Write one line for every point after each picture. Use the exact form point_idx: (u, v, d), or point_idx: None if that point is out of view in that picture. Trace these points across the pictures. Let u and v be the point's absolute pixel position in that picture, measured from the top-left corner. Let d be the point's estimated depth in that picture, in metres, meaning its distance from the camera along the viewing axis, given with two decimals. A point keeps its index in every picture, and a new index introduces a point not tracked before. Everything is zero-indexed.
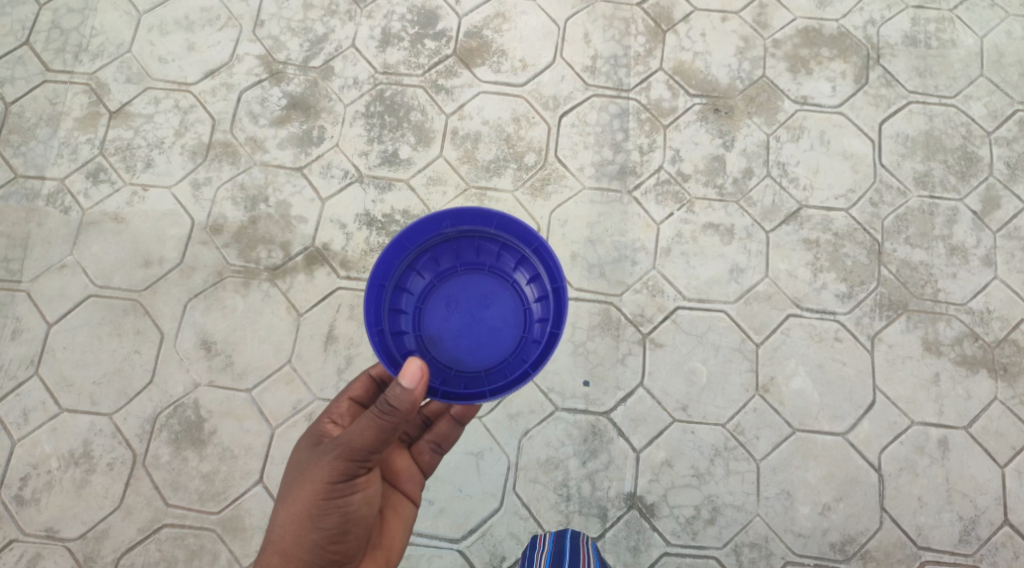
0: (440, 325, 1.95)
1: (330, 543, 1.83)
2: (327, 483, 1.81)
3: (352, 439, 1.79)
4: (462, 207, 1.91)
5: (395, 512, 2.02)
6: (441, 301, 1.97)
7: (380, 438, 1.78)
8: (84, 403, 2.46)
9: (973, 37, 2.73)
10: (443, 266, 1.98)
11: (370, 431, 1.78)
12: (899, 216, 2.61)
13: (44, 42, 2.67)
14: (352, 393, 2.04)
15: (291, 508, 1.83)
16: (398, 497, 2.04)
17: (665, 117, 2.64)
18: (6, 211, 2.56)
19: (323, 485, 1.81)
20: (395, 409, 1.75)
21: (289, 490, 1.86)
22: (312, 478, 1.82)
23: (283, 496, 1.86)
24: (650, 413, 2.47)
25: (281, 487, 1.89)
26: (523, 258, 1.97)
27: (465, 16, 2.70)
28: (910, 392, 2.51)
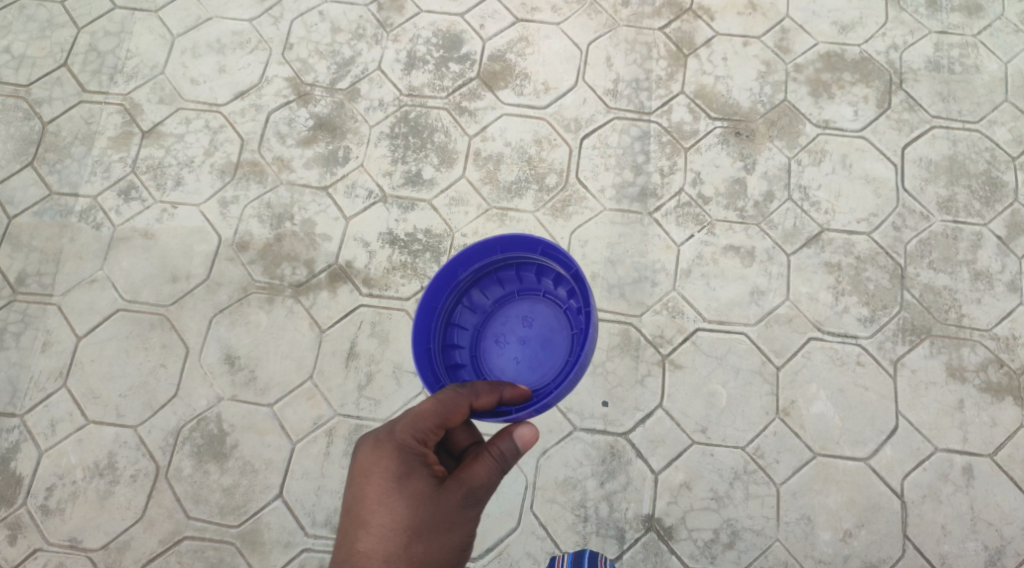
0: (502, 360, 2.09)
1: None
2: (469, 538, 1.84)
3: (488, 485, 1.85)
4: (466, 250, 2.03)
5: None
6: (490, 339, 2.11)
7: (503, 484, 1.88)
8: (110, 415, 2.51)
9: (997, 62, 2.73)
10: (480, 307, 2.13)
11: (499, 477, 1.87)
12: (922, 240, 2.59)
13: (81, 64, 2.76)
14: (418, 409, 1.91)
15: (427, 559, 1.79)
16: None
17: (686, 140, 2.66)
18: (41, 226, 2.63)
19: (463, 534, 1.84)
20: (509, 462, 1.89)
21: (421, 533, 1.79)
22: (460, 530, 1.82)
23: (416, 536, 1.79)
24: (669, 434, 2.47)
25: (411, 521, 1.79)
26: (535, 269, 2.10)
27: (489, 40, 2.75)
28: (933, 419, 2.48)
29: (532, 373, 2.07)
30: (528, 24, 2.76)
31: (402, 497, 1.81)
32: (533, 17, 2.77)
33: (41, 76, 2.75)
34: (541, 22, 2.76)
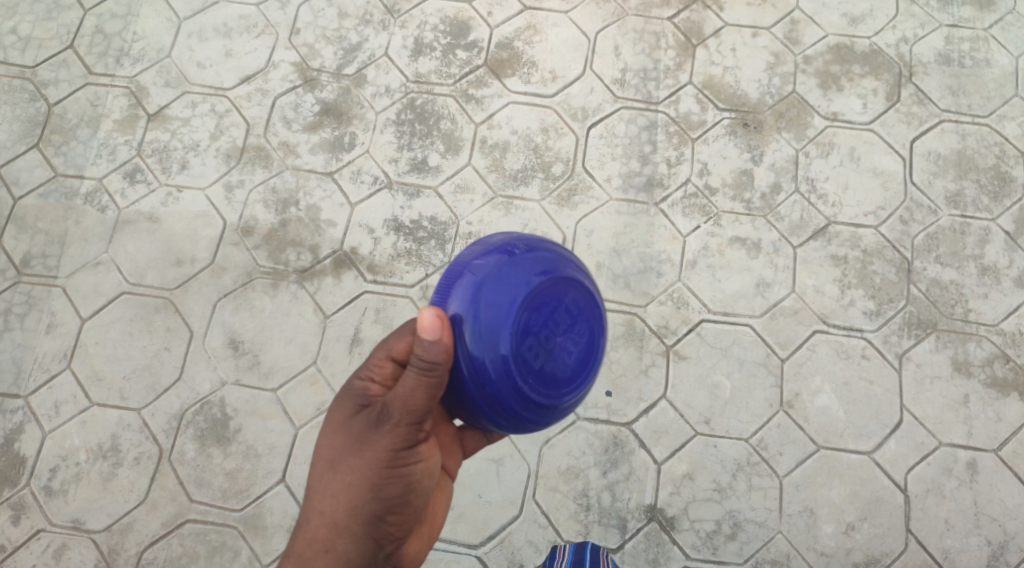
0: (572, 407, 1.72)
1: (388, 514, 1.77)
2: (389, 452, 1.73)
3: (405, 401, 1.68)
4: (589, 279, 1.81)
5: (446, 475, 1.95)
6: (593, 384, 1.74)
7: (433, 399, 1.67)
8: (114, 398, 2.51)
9: (1008, 57, 2.71)
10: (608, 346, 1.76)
11: (422, 392, 1.66)
12: (930, 234, 2.58)
13: (87, 46, 2.75)
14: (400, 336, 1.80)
15: (349, 487, 1.75)
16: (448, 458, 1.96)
17: (694, 130, 2.64)
18: (46, 208, 2.63)
19: (383, 453, 1.73)
20: (441, 370, 1.62)
21: (339, 458, 1.77)
22: (376, 447, 1.73)
23: (333, 464, 1.77)
24: (672, 425, 2.46)
25: (334, 451, 1.78)
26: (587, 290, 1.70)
27: (496, 27, 2.74)
28: (937, 413, 2.47)
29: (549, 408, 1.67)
30: (536, 12, 2.75)
31: (334, 429, 1.80)
32: (542, 5, 2.76)
33: (47, 58, 2.74)
34: (549, 10, 2.75)
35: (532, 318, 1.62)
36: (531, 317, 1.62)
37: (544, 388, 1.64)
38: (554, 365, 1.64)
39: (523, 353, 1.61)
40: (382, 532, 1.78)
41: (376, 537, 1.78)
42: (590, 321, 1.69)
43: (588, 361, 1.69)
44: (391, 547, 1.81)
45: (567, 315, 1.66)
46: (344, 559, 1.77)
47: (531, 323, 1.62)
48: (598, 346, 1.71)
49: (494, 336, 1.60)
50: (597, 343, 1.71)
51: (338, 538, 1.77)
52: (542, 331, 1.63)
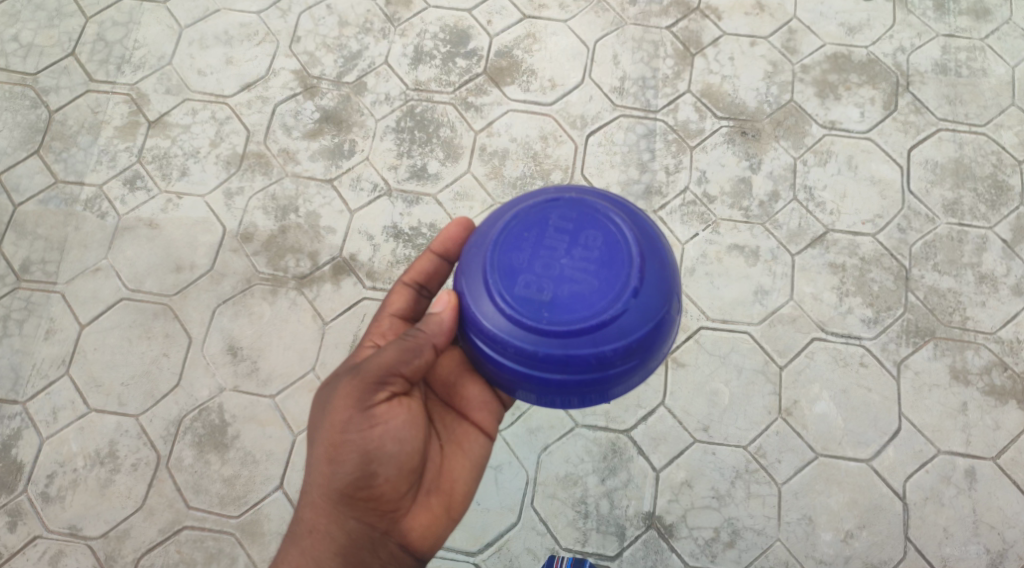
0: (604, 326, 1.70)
1: (356, 488, 1.79)
2: (343, 418, 1.78)
3: (367, 363, 1.80)
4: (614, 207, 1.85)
5: (459, 447, 1.93)
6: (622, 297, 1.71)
7: (402, 359, 1.79)
8: (112, 404, 2.50)
9: (1004, 66, 2.72)
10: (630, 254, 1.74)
11: (393, 351, 1.80)
12: (927, 242, 2.59)
13: (89, 54, 2.76)
14: (392, 308, 1.99)
15: (316, 460, 1.82)
16: (467, 432, 1.95)
17: (692, 138, 2.65)
18: (46, 215, 2.64)
19: (337, 419, 1.79)
20: (422, 329, 1.81)
21: (312, 431, 1.85)
22: (330, 414, 1.80)
23: (307, 438, 1.86)
24: (671, 432, 2.46)
25: (308, 424, 1.88)
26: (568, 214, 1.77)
27: (496, 36, 2.75)
28: (936, 421, 2.48)
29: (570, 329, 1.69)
30: (535, 21, 2.76)
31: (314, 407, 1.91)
32: (541, 14, 2.77)
33: (49, 65, 2.75)
34: (548, 19, 2.76)
35: (513, 261, 1.73)
36: (512, 260, 1.73)
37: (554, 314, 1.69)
38: (562, 291, 1.70)
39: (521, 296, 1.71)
40: (360, 508, 1.81)
41: (354, 512, 1.82)
42: (581, 231, 1.74)
43: (605, 267, 1.71)
44: (379, 524, 1.83)
45: (554, 239, 1.74)
46: (328, 538, 1.83)
47: (514, 265, 1.73)
48: (604, 252, 1.72)
49: (483, 296, 1.74)
50: (602, 252, 1.72)
51: (319, 517, 1.83)
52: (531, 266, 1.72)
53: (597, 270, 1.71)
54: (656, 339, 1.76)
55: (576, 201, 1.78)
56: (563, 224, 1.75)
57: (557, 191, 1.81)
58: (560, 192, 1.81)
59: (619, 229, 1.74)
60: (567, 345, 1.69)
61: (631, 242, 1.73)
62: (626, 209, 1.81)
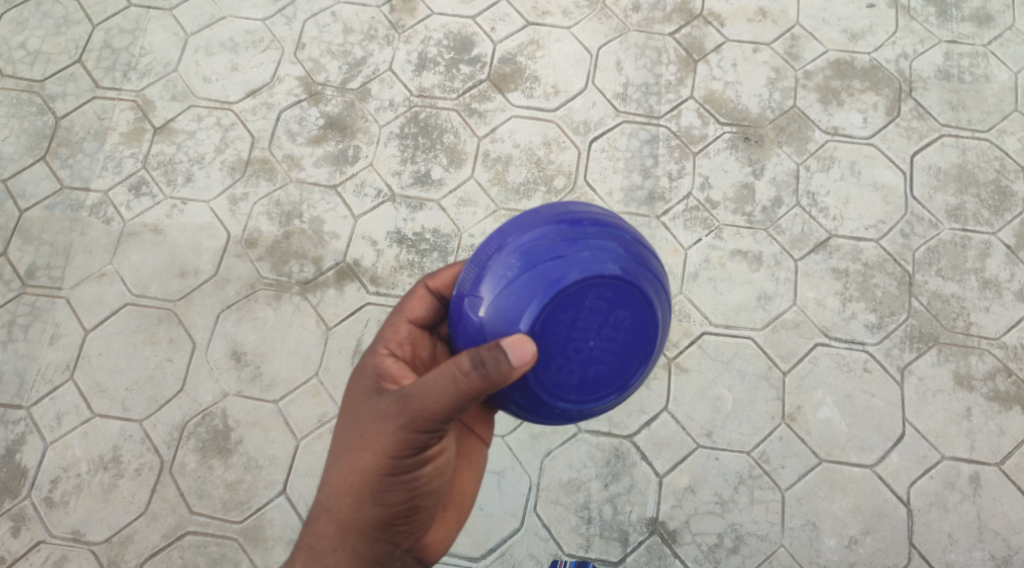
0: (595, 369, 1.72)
1: (393, 517, 1.77)
2: (390, 455, 1.72)
3: (426, 405, 1.67)
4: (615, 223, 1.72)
5: (468, 460, 1.96)
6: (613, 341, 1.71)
7: (456, 406, 1.65)
8: (116, 409, 2.51)
9: (1007, 72, 2.71)
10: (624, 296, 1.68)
11: (449, 396, 1.64)
12: (930, 247, 2.59)
13: (95, 61, 2.77)
14: (410, 313, 1.91)
15: (351, 484, 1.76)
16: (471, 444, 1.97)
17: (695, 144, 2.65)
18: (51, 220, 2.65)
19: (385, 453, 1.72)
20: (485, 375, 1.60)
21: (346, 454, 1.76)
22: (376, 447, 1.72)
23: (338, 456, 1.78)
24: (674, 438, 2.46)
25: (339, 441, 1.79)
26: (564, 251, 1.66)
27: (499, 43, 2.75)
28: (940, 426, 2.47)
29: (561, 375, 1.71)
30: (538, 27, 2.76)
31: (344, 417, 1.81)
32: (544, 21, 2.76)
33: (55, 72, 2.77)
34: (552, 26, 2.76)
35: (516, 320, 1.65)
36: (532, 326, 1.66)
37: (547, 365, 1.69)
38: (576, 358, 1.70)
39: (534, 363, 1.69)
40: (392, 533, 1.79)
41: (387, 536, 1.79)
42: (602, 297, 1.67)
43: (597, 313, 1.67)
44: (403, 544, 1.82)
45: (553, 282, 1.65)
46: (355, 556, 1.80)
47: (534, 331, 1.66)
48: (598, 298, 1.67)
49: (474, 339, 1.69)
50: (597, 297, 1.67)
51: (348, 536, 1.79)
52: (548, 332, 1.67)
53: (611, 339, 1.71)
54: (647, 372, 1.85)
55: (600, 255, 1.66)
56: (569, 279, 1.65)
57: (577, 236, 1.67)
58: (581, 239, 1.66)
59: (625, 286, 1.67)
60: (575, 411, 1.75)
61: (628, 286, 1.67)
62: (644, 253, 1.72)
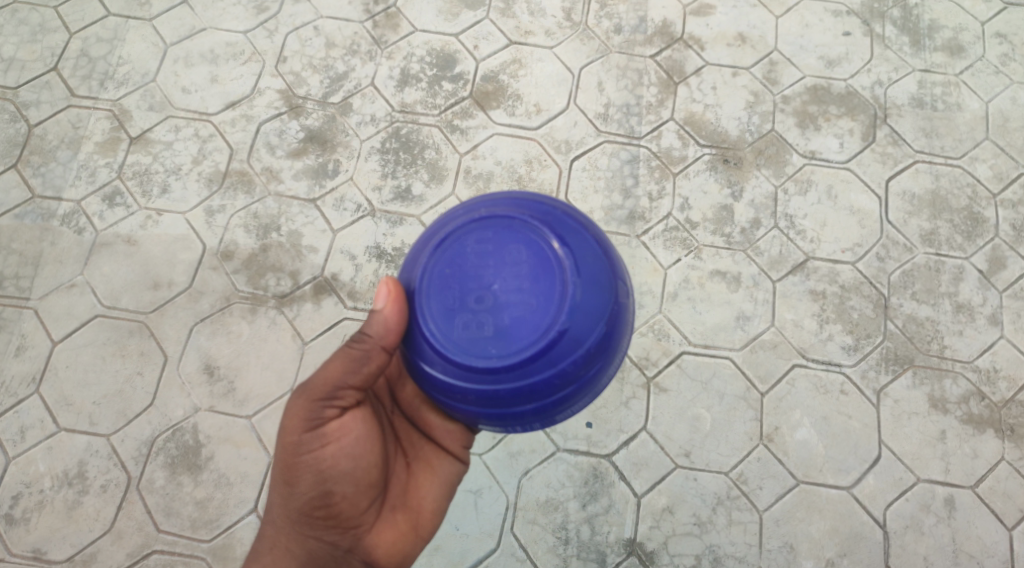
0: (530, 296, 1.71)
1: (313, 506, 1.91)
2: (294, 437, 1.90)
3: (316, 381, 1.90)
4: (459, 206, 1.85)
5: (427, 465, 2.06)
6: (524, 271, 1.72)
7: (346, 371, 1.89)
8: (82, 423, 2.46)
9: (978, 101, 2.76)
10: (489, 236, 1.75)
11: (339, 364, 1.90)
12: (905, 271, 2.62)
13: (72, 69, 2.73)
14: None
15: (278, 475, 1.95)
16: (433, 451, 2.07)
17: (675, 165, 2.67)
18: (22, 230, 2.60)
19: (286, 436, 1.91)
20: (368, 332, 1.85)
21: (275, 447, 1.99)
22: (284, 432, 1.92)
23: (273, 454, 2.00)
24: (653, 457, 2.45)
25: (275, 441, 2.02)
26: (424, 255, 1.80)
27: (482, 61, 2.75)
28: (916, 448, 2.49)
29: (517, 329, 1.70)
30: (521, 46, 2.76)
31: None
32: (527, 40, 2.77)
33: (30, 80, 2.73)
34: (535, 46, 2.76)
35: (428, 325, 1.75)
36: (439, 310, 1.75)
37: (497, 336, 1.71)
38: (513, 311, 1.71)
39: (468, 338, 1.72)
40: (318, 524, 1.92)
41: (311, 529, 1.94)
42: (487, 248, 1.75)
43: (484, 261, 1.74)
44: (337, 539, 1.95)
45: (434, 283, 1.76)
46: (288, 552, 1.97)
47: (444, 315, 1.74)
48: (472, 256, 1.75)
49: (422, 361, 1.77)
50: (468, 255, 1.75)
51: (281, 529, 1.97)
52: (463, 303, 1.73)
53: (518, 272, 1.72)
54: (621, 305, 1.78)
55: (481, 222, 1.77)
56: (440, 266, 1.77)
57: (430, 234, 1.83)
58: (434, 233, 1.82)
59: (481, 227, 1.76)
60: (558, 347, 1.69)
61: (483, 225, 1.77)
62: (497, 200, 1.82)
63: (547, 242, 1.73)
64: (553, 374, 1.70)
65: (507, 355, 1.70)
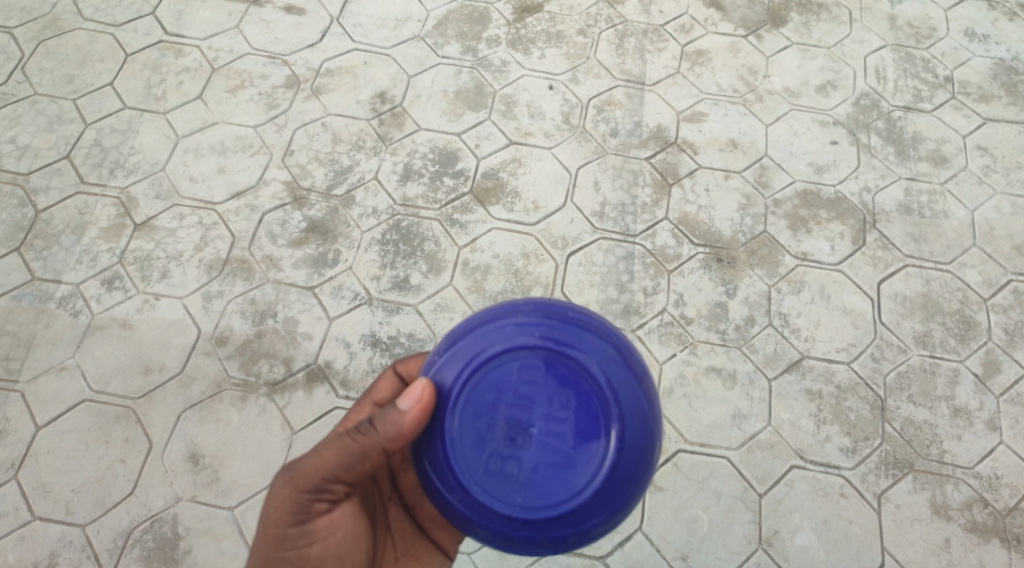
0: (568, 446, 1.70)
1: None
2: (279, 528, 1.82)
3: (307, 470, 1.80)
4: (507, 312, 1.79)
5: (416, 561, 2.00)
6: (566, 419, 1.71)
7: (343, 464, 1.79)
8: (58, 511, 2.40)
9: (963, 209, 2.84)
10: (538, 372, 1.73)
11: (335, 455, 1.79)
12: (900, 372, 2.61)
13: (83, 157, 2.81)
14: (377, 395, 1.98)
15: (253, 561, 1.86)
16: (424, 547, 2.02)
17: (670, 263, 2.71)
18: (18, 311, 2.60)
19: (270, 526, 1.83)
20: (374, 432, 1.77)
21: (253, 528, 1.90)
22: (268, 519, 1.84)
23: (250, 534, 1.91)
24: (648, 560, 2.39)
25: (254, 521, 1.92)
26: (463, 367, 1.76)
27: (483, 158, 2.84)
28: (919, 557, 2.42)
29: (548, 478, 1.70)
30: (521, 146, 2.86)
31: None
32: (526, 140, 2.87)
33: (42, 167, 2.80)
34: (534, 145, 2.86)
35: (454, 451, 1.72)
36: (470, 438, 1.72)
37: (527, 478, 1.70)
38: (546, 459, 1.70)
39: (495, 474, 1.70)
40: None
41: None
42: (536, 385, 1.72)
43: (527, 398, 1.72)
44: None
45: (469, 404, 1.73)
46: None
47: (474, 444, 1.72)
48: (516, 388, 1.72)
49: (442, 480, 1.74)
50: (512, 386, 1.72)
51: None
52: (497, 437, 1.71)
53: (560, 418, 1.71)
54: (652, 465, 1.78)
55: (531, 353, 1.73)
56: (480, 389, 1.73)
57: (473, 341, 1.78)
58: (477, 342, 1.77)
59: (532, 357, 1.73)
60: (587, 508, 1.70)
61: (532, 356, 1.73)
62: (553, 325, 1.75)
63: (598, 394, 1.72)
64: (570, 533, 1.71)
65: (532, 506, 1.70)
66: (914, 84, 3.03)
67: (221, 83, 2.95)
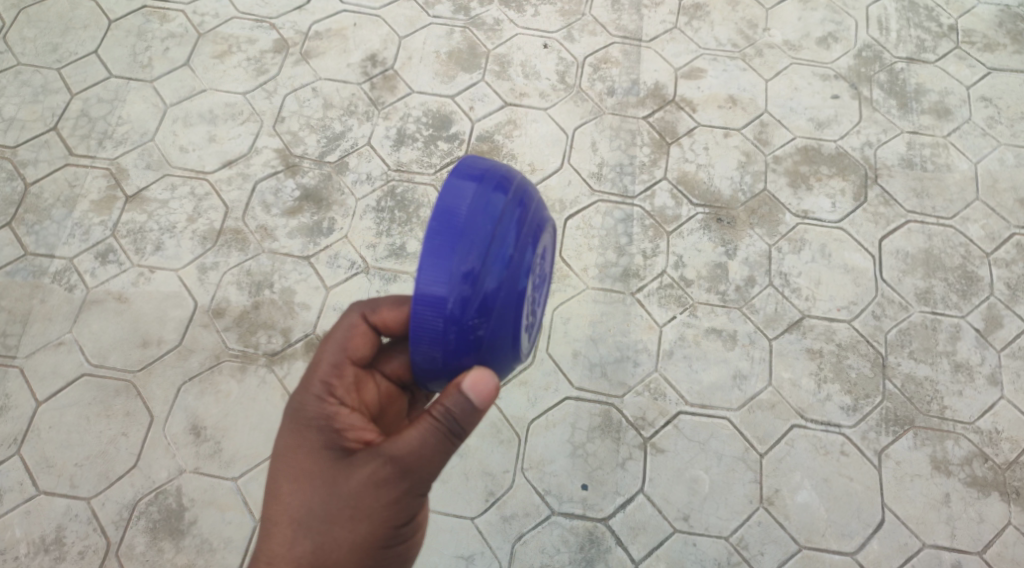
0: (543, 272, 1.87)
1: None
2: (386, 526, 1.73)
3: (419, 471, 1.71)
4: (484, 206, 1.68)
5: None
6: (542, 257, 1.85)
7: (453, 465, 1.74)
8: (63, 485, 2.41)
9: (967, 162, 2.79)
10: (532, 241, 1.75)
11: (448, 456, 1.72)
12: (901, 330, 2.60)
13: (71, 128, 2.76)
14: (352, 352, 1.82)
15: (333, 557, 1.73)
16: None
17: (669, 224, 2.68)
18: (12, 286, 2.58)
19: (374, 524, 1.73)
20: (469, 428, 1.71)
21: (326, 524, 1.73)
22: (368, 518, 1.72)
23: (312, 527, 1.73)
24: (650, 521, 2.40)
25: (312, 513, 1.73)
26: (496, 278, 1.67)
27: (478, 121, 2.79)
28: (920, 512, 2.43)
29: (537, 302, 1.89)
30: (516, 107, 2.81)
31: (312, 483, 1.74)
32: (521, 101, 2.82)
33: (29, 139, 2.75)
34: (529, 107, 2.81)
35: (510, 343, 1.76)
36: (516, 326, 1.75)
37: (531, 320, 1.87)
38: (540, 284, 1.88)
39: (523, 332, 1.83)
40: None
41: None
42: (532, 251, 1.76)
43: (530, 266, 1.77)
44: None
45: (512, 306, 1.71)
46: None
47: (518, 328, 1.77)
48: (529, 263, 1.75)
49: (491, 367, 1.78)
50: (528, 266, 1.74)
51: None
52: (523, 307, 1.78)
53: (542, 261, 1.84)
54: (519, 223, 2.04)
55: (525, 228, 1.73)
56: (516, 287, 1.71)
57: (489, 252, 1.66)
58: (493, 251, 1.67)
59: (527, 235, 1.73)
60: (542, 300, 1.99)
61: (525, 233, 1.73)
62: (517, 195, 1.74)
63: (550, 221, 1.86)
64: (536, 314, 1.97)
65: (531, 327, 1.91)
66: (917, 34, 2.96)
67: (208, 49, 2.89)
